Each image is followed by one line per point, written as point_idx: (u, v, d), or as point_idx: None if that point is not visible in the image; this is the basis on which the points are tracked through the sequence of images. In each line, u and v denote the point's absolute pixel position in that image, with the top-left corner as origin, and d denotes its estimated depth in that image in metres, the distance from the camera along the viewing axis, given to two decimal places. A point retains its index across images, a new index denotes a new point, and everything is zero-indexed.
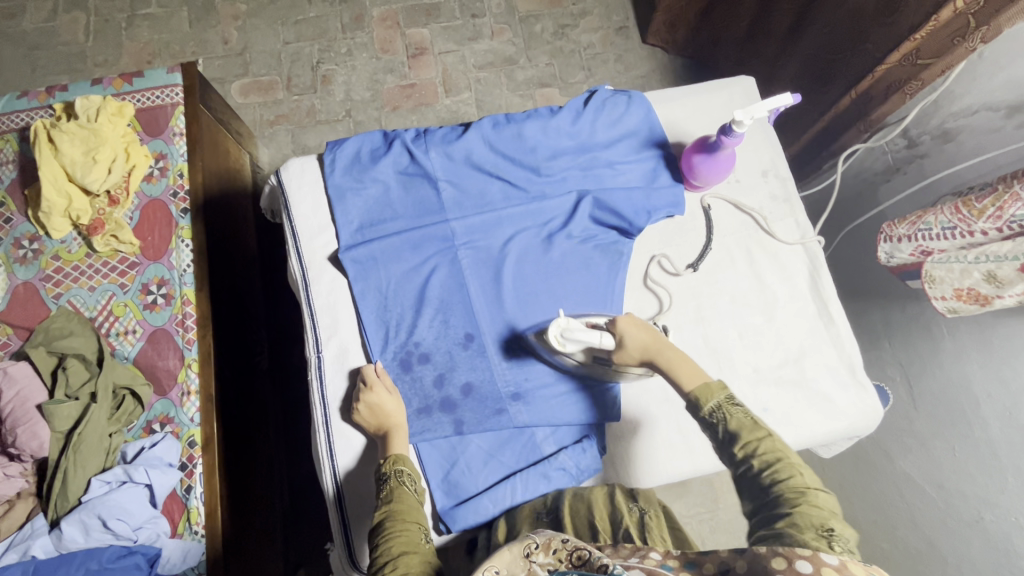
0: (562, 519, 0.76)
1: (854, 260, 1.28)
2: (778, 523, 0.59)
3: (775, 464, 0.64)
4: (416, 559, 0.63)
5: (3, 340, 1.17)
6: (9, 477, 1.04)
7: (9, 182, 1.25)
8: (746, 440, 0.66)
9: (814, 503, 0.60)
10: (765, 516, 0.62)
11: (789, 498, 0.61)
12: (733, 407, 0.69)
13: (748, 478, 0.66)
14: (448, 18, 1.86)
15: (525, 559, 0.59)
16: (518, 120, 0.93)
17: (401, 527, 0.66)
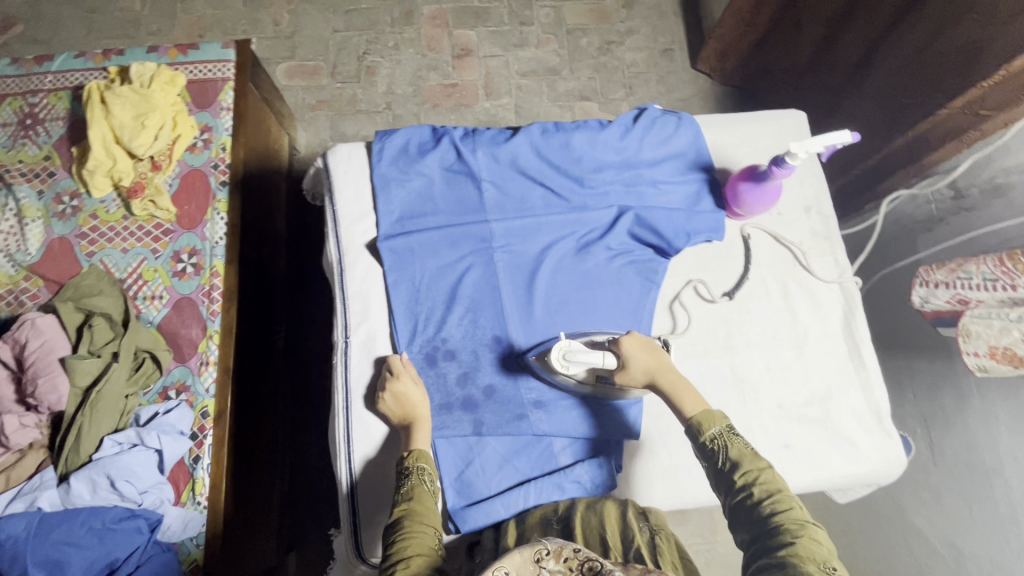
0: (573, 528, 0.75)
1: (888, 304, 1.26)
2: (784, 557, 0.61)
3: (775, 495, 0.68)
4: (430, 561, 0.65)
5: (33, 291, 1.19)
6: (25, 427, 1.05)
7: (57, 137, 1.28)
8: (747, 468, 0.71)
9: (816, 544, 0.63)
10: (765, 550, 0.64)
11: (792, 536, 0.64)
12: (734, 437, 0.74)
13: (744, 507, 0.69)
14: (496, 23, 1.88)
15: (535, 564, 0.58)
16: (567, 130, 0.94)
17: (417, 529, 0.68)
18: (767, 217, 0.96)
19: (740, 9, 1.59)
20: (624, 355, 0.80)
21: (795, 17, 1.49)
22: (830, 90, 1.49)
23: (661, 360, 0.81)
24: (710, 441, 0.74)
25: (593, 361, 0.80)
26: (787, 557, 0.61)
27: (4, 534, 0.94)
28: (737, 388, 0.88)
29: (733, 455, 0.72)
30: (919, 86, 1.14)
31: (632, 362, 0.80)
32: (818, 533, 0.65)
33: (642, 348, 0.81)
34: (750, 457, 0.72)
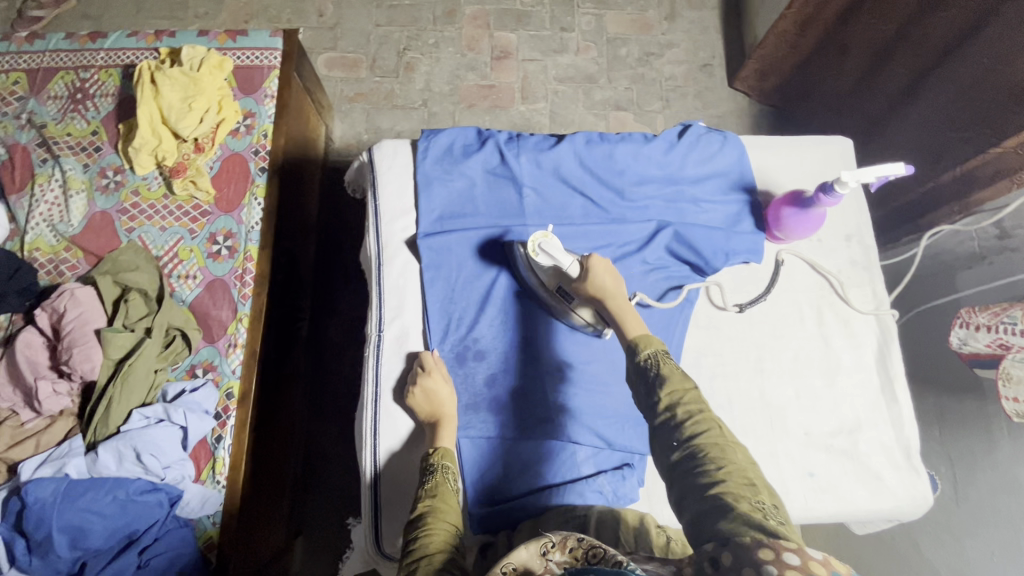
0: (588, 522, 0.77)
1: (923, 338, 1.24)
2: (710, 490, 0.60)
3: (697, 422, 0.66)
4: (450, 558, 0.64)
5: (72, 263, 1.21)
6: (58, 394, 1.07)
7: (105, 113, 1.31)
8: (671, 392, 0.69)
9: (742, 471, 0.62)
10: (690, 479, 0.62)
11: (716, 466, 0.62)
12: (666, 359, 0.72)
13: (667, 432, 0.67)
14: (537, 27, 1.89)
15: (542, 557, 0.57)
16: (612, 141, 0.94)
17: (440, 525, 0.68)
18: (807, 242, 0.95)
19: (784, 31, 1.59)
20: (586, 266, 0.82)
21: (841, 41, 1.48)
22: (871, 117, 1.47)
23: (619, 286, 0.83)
24: (642, 360, 0.73)
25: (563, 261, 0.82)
26: (715, 491, 0.59)
27: (31, 496, 0.96)
28: (765, 411, 0.88)
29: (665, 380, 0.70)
30: (974, 121, 1.13)
31: (591, 277, 0.81)
32: (744, 458, 0.64)
33: (606, 270, 0.82)
34: (678, 377, 0.70)
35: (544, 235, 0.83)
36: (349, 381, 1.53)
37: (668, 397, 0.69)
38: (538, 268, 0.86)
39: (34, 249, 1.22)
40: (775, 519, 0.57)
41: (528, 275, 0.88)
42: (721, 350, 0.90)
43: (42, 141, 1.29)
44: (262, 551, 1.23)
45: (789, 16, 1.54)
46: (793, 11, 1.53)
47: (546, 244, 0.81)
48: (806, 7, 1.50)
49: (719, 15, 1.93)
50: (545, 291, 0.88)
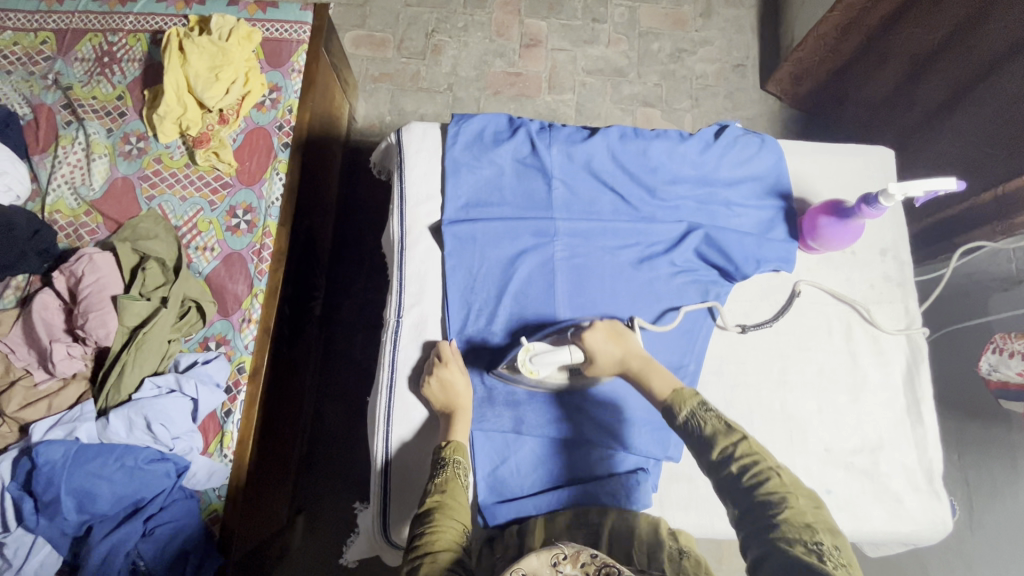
0: (600, 535, 0.76)
1: (952, 361, 1.20)
2: (769, 535, 0.61)
3: (752, 467, 0.66)
4: (456, 558, 0.63)
5: (91, 227, 1.21)
6: (72, 357, 1.07)
7: (131, 79, 1.30)
8: (722, 444, 0.68)
9: (801, 515, 0.61)
10: (756, 529, 0.63)
11: (775, 511, 0.62)
12: (705, 412, 0.72)
13: (727, 483, 0.67)
14: (569, 16, 1.85)
15: (553, 567, 0.57)
16: (646, 138, 0.98)
17: (447, 523, 0.67)
18: (833, 274, 1.00)
19: (824, 35, 1.54)
20: (591, 346, 0.81)
21: (881, 49, 1.44)
22: (910, 126, 1.43)
23: (629, 349, 0.82)
24: (682, 420, 0.72)
25: (562, 358, 0.80)
26: (773, 537, 0.60)
27: (41, 458, 0.96)
28: (786, 424, 0.92)
29: (710, 431, 0.71)
30: None
31: (601, 353, 0.81)
32: (807, 503, 0.64)
33: (613, 337, 0.83)
34: (724, 432, 0.69)
35: (528, 350, 0.80)
36: (359, 364, 1.53)
37: (719, 453, 0.68)
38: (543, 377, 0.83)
39: (54, 211, 1.21)
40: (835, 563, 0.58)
41: (527, 380, 0.85)
42: (744, 359, 0.95)
43: (67, 103, 1.28)
44: (265, 527, 1.23)
45: (832, 19, 1.49)
46: (836, 14, 1.47)
47: (536, 357, 0.79)
48: (849, 11, 1.44)
49: (755, 15, 1.88)
50: (552, 384, 0.86)
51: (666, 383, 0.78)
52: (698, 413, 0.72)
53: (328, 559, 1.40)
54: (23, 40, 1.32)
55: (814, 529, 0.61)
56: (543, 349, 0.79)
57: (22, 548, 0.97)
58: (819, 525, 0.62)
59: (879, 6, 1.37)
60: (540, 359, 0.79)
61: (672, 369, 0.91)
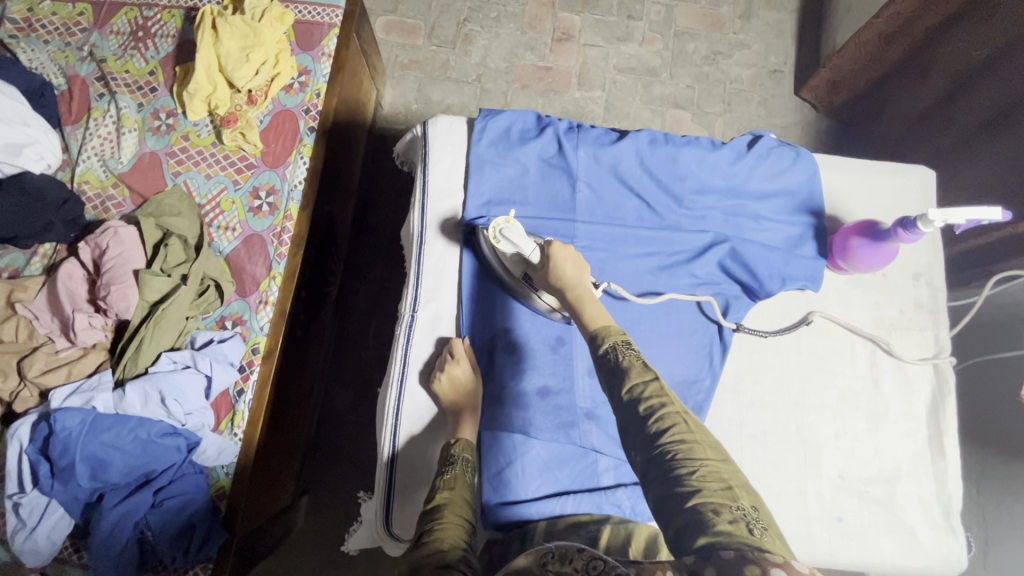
0: (598, 539, 0.74)
1: (979, 394, 1.15)
2: (690, 501, 0.56)
3: (660, 412, 0.63)
4: (463, 556, 0.63)
5: (118, 200, 1.22)
6: (93, 328, 1.09)
7: (164, 54, 1.31)
8: (631, 386, 0.66)
9: (719, 473, 0.58)
10: (663, 484, 0.58)
11: (685, 463, 0.58)
12: (625, 349, 0.70)
13: (637, 429, 0.64)
14: (603, 12, 1.82)
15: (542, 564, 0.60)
16: (676, 144, 0.96)
17: (455, 520, 0.68)
18: (861, 297, 0.97)
19: (867, 41, 1.47)
20: (548, 257, 0.82)
21: (925, 61, 1.38)
22: (950, 142, 1.39)
23: (580, 279, 0.81)
24: (602, 353, 0.70)
25: (523, 248, 0.84)
26: (694, 503, 0.55)
27: (58, 425, 0.98)
28: (801, 447, 0.90)
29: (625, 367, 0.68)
30: None
31: (552, 267, 0.81)
32: (714, 455, 0.60)
33: (568, 260, 0.82)
34: (638, 369, 0.67)
35: (505, 222, 0.85)
36: (372, 351, 1.54)
37: (629, 393, 0.65)
38: (503, 256, 0.88)
39: (83, 181, 1.23)
40: (759, 529, 0.54)
41: (490, 254, 0.90)
42: (762, 378, 0.93)
43: (101, 75, 1.29)
44: (271, 505, 1.24)
45: (876, 26, 1.43)
46: (880, 21, 1.40)
47: (505, 231, 0.83)
48: (894, 18, 1.38)
49: (796, 20, 1.82)
50: (507, 274, 0.90)
51: (599, 318, 0.76)
52: (618, 348, 0.70)
53: (329, 541, 1.41)
54: (61, 11, 1.33)
55: (733, 489, 0.57)
56: (515, 229, 0.83)
57: (36, 509, 1.00)
58: (733, 481, 0.58)
59: (927, 15, 1.31)
60: (506, 235, 0.83)
61: (685, 383, 0.90)
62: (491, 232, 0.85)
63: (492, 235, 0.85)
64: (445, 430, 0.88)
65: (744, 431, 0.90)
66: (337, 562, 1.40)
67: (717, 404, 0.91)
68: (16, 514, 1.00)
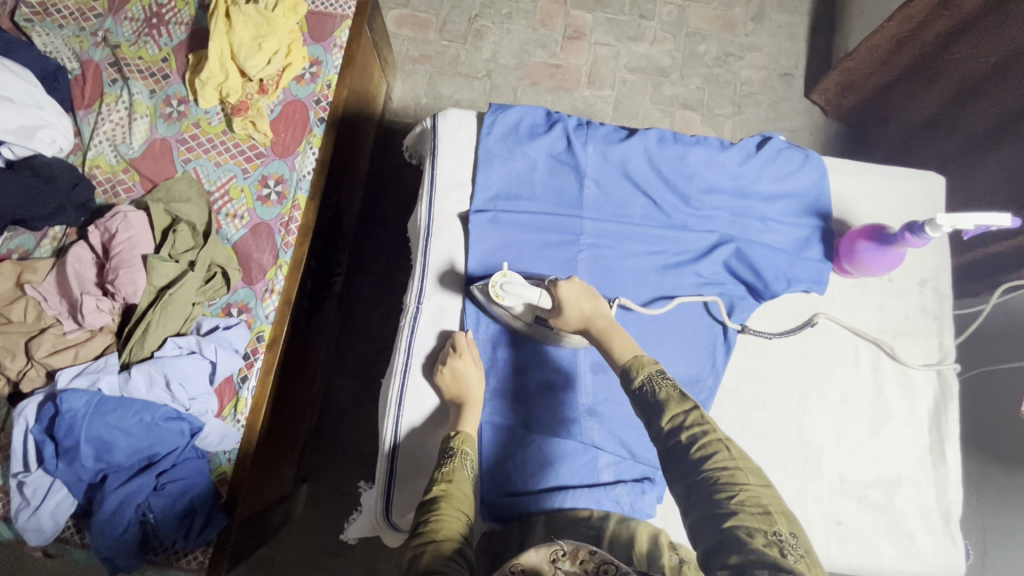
0: (602, 539, 0.75)
1: (983, 403, 1.15)
2: (726, 524, 0.57)
3: (703, 438, 0.64)
4: (458, 549, 0.63)
5: (128, 185, 1.23)
6: (100, 311, 1.10)
7: (177, 42, 1.31)
8: (672, 412, 0.66)
9: (758, 498, 0.59)
10: (702, 508, 0.60)
11: (727, 491, 0.59)
12: (661, 378, 0.70)
13: (675, 455, 0.64)
14: (615, 11, 1.81)
15: (552, 564, 0.58)
16: (686, 143, 0.97)
17: (453, 513, 0.68)
18: (866, 301, 0.97)
19: (878, 45, 1.46)
20: (557, 299, 0.82)
21: (934, 68, 1.38)
22: (954, 150, 1.39)
23: (597, 308, 0.82)
24: (637, 385, 0.70)
25: (529, 296, 0.84)
26: (730, 525, 0.57)
27: (65, 404, 1.00)
28: (801, 449, 0.90)
29: (663, 397, 0.68)
30: None
31: (566, 308, 0.82)
32: (755, 480, 0.61)
33: (579, 297, 0.82)
34: (676, 399, 0.67)
35: (503, 276, 0.86)
36: (375, 343, 1.54)
37: (669, 423, 0.66)
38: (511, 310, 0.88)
39: (94, 165, 1.24)
40: (795, 555, 0.55)
41: (499, 311, 0.89)
42: (764, 379, 0.93)
43: (114, 61, 1.30)
44: (272, 492, 1.25)
45: (887, 30, 1.41)
46: (893, 25, 1.39)
47: (506, 286, 0.84)
48: (906, 23, 1.36)
49: (809, 23, 1.82)
50: (521, 321, 0.89)
51: (628, 349, 0.76)
52: (654, 379, 0.70)
53: (328, 529, 1.42)
54: None
55: (771, 514, 0.58)
56: (514, 281, 0.84)
57: (40, 488, 1.02)
58: (773, 506, 0.59)
59: (939, 21, 1.29)
60: (508, 289, 0.84)
61: (688, 382, 0.90)
62: (494, 292, 0.86)
63: (496, 294, 0.86)
64: (446, 420, 0.88)
65: (745, 432, 0.90)
66: (334, 551, 1.41)
67: (718, 405, 0.91)
68: (20, 493, 1.02)
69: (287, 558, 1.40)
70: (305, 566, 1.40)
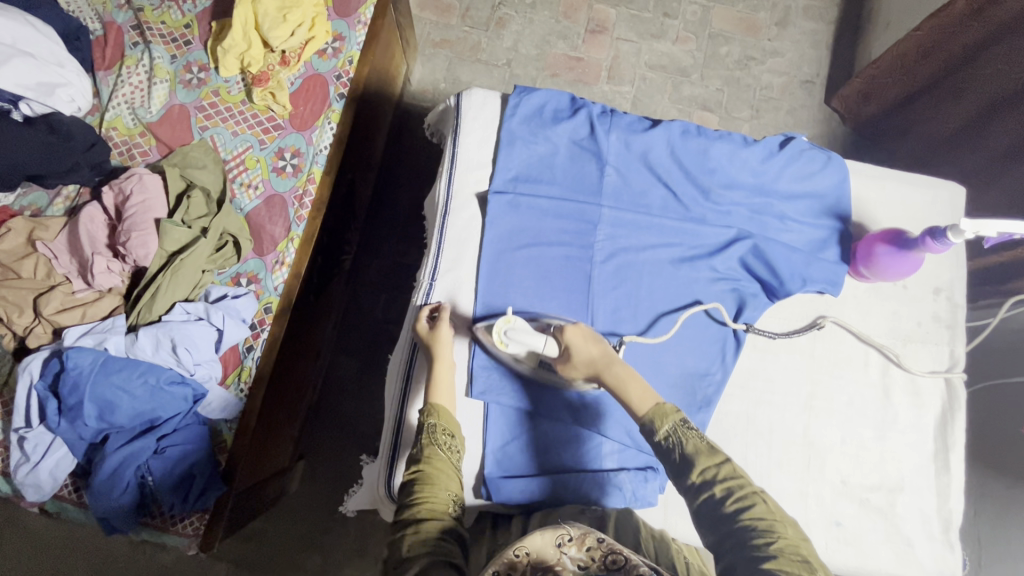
0: (606, 521, 0.79)
1: (987, 417, 1.15)
2: (763, 564, 0.59)
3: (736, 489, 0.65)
4: (444, 527, 0.66)
5: (144, 148, 1.23)
6: (110, 272, 1.09)
7: (201, 9, 1.31)
8: (703, 465, 0.67)
9: (798, 547, 0.61)
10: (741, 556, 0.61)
11: (768, 542, 0.61)
12: (687, 429, 0.70)
13: (710, 508, 0.65)
14: (639, 7, 1.81)
15: (558, 548, 0.60)
16: (708, 137, 0.97)
17: (428, 494, 0.69)
18: (880, 306, 0.98)
19: (905, 53, 1.45)
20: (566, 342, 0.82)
21: (957, 83, 1.36)
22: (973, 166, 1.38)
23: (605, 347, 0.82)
24: (662, 440, 0.70)
25: (534, 343, 0.82)
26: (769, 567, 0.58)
27: (71, 362, 0.99)
28: (805, 449, 0.91)
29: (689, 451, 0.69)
30: None
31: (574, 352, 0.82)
32: (794, 530, 0.63)
33: (588, 340, 0.82)
34: (706, 452, 0.68)
35: (507, 320, 0.83)
36: (380, 323, 1.54)
37: (701, 475, 0.66)
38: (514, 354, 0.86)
39: (111, 127, 1.23)
40: None
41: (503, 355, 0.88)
42: (772, 378, 0.93)
43: (137, 24, 1.30)
44: (270, 465, 1.25)
45: (915, 38, 1.40)
46: (921, 33, 1.38)
47: (511, 330, 0.82)
48: (934, 32, 1.36)
49: (832, 32, 1.81)
50: (524, 366, 0.88)
51: (648, 399, 0.75)
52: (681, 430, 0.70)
53: (321, 506, 1.42)
54: None
55: (810, 563, 0.60)
56: (521, 327, 0.82)
57: (41, 445, 1.01)
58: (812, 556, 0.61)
59: (966, 30, 1.28)
60: (513, 335, 0.82)
61: (695, 375, 0.90)
62: (497, 336, 0.83)
63: (500, 339, 0.83)
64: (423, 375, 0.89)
65: (750, 428, 0.91)
66: (328, 528, 1.41)
67: (725, 399, 0.92)
68: (21, 448, 1.02)
69: (280, 533, 1.40)
70: (298, 543, 1.40)
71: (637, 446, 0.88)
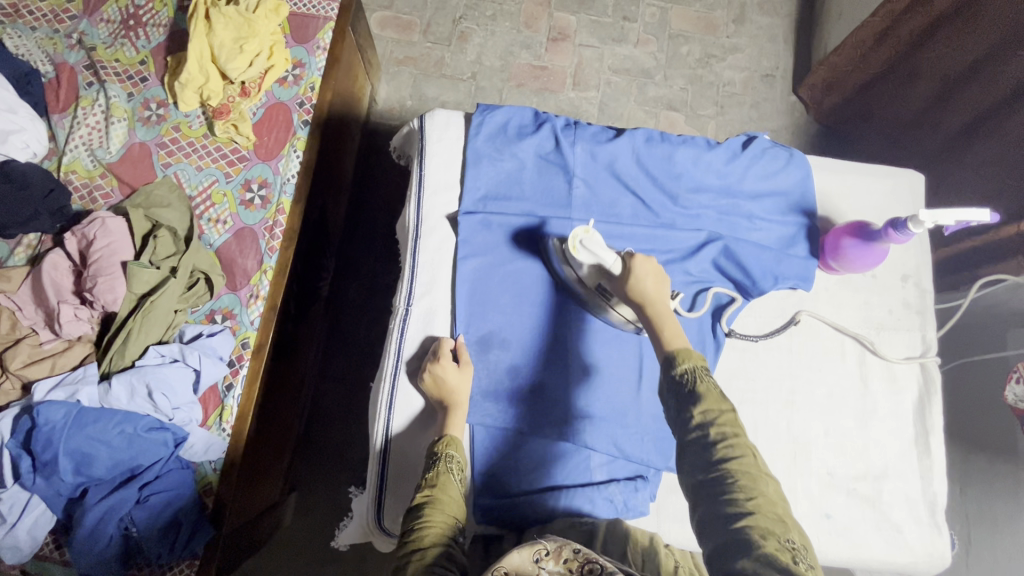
0: (595, 535, 0.79)
1: (967, 394, 1.19)
2: (738, 517, 0.60)
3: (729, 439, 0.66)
4: (446, 553, 0.64)
5: (106, 190, 1.20)
6: (78, 319, 1.07)
7: (155, 44, 1.29)
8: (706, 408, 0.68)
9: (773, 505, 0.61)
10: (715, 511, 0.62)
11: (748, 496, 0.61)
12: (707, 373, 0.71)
13: (696, 448, 0.66)
14: (598, 13, 1.82)
15: (536, 563, 0.60)
16: (672, 143, 0.98)
17: (436, 517, 0.68)
18: (852, 297, 0.99)
19: (861, 40, 1.49)
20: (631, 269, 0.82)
21: (913, 67, 1.40)
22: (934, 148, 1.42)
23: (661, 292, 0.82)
24: (681, 375, 0.71)
25: (603, 259, 0.83)
26: (742, 523, 0.59)
27: (42, 418, 0.96)
28: (791, 445, 0.91)
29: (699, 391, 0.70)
30: None
31: (635, 279, 0.81)
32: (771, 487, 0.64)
33: (649, 274, 0.82)
34: (717, 397, 0.69)
35: (585, 230, 0.83)
36: (364, 348, 1.52)
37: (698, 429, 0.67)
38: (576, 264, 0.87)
39: (70, 170, 1.20)
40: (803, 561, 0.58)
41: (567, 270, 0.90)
42: (753, 377, 0.94)
43: (90, 63, 1.27)
44: (260, 501, 1.22)
45: (870, 25, 1.44)
46: (876, 19, 1.41)
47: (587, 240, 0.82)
48: (888, 17, 1.39)
49: (789, 25, 1.84)
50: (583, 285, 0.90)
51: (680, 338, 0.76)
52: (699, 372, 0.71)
53: (317, 537, 1.40)
54: None
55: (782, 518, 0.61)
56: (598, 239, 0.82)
57: (17, 504, 0.97)
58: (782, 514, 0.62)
59: (914, 18, 1.32)
60: (589, 244, 0.82)
61: None
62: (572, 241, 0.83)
63: (573, 244, 0.83)
64: (434, 427, 0.88)
65: None
66: (327, 558, 1.39)
67: None
68: None
69: (277, 568, 1.38)
70: None
71: (625, 457, 0.88)
